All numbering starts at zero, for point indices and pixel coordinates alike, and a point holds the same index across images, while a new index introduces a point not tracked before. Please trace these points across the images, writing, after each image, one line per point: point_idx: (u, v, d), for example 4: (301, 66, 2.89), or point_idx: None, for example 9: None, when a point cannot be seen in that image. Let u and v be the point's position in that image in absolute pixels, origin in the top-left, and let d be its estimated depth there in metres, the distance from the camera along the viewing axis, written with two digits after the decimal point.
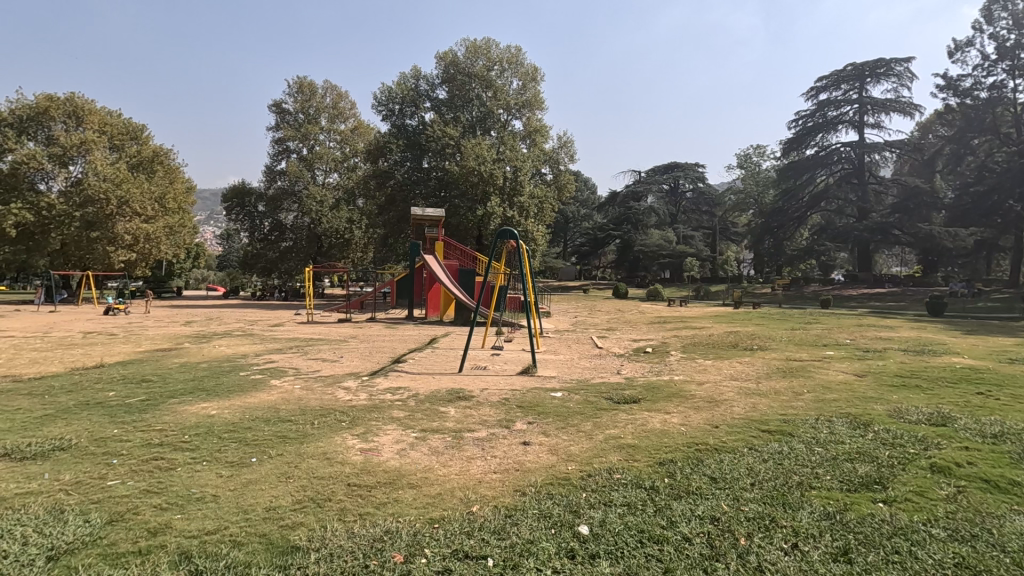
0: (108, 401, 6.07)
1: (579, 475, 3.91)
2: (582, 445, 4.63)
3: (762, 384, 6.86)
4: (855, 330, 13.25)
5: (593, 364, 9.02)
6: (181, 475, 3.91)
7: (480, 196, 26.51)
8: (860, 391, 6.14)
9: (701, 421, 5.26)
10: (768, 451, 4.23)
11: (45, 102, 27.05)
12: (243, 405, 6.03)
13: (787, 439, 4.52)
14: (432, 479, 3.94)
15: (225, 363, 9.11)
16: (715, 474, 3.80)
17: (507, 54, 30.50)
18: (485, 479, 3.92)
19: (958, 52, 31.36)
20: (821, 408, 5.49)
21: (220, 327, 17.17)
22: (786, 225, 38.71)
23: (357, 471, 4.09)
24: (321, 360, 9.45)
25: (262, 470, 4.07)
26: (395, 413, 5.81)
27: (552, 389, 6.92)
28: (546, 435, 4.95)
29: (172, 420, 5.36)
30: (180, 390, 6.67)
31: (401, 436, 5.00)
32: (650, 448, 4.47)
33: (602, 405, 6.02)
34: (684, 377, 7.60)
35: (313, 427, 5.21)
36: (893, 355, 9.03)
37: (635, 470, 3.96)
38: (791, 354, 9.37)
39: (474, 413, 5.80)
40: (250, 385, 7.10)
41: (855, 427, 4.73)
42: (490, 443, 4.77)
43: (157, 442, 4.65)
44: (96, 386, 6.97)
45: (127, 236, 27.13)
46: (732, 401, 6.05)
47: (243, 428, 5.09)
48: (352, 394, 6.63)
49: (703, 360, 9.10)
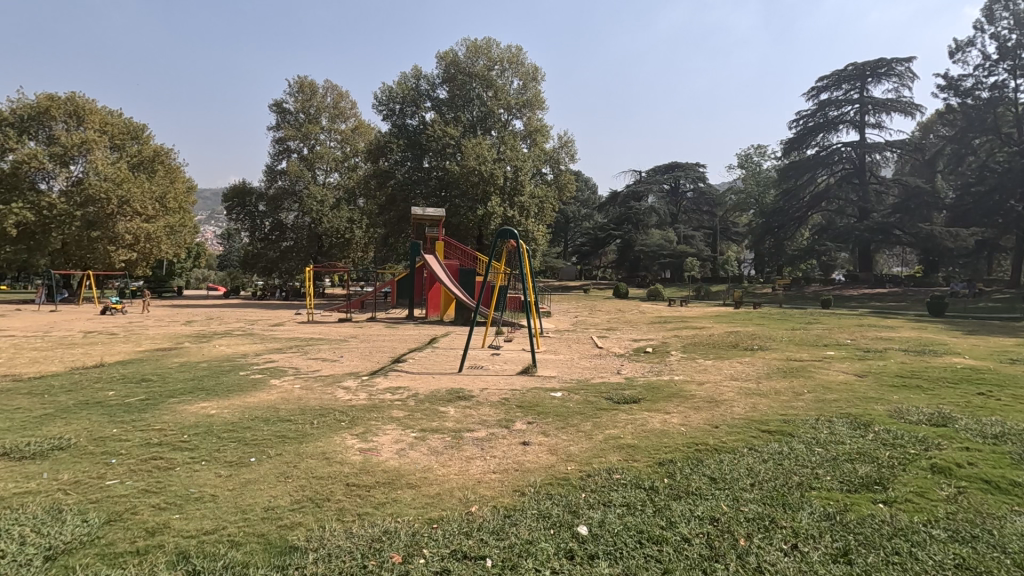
0: (107, 401, 6.06)
1: (579, 475, 3.90)
2: (582, 445, 4.63)
3: (762, 384, 6.86)
4: (856, 330, 13.25)
5: (593, 364, 9.01)
6: (180, 475, 3.91)
7: (481, 195, 26.49)
8: (860, 391, 6.13)
9: (701, 421, 5.25)
10: (768, 451, 4.23)
11: (45, 102, 27.06)
12: (242, 404, 6.03)
13: (787, 439, 4.51)
14: (431, 479, 3.93)
15: (225, 362, 9.09)
16: (715, 474, 3.79)
17: (508, 54, 30.53)
18: (485, 479, 3.92)
19: (959, 52, 31.36)
20: (821, 409, 5.48)
21: (220, 326, 17.17)
22: (787, 225, 38.67)
23: (357, 471, 4.08)
24: (321, 360, 9.44)
25: (260, 470, 4.06)
26: (395, 412, 5.80)
27: (552, 389, 6.92)
28: (545, 435, 4.95)
29: (172, 419, 5.36)
30: (180, 390, 6.66)
31: (400, 435, 4.99)
32: (650, 448, 4.46)
33: (602, 405, 6.02)
34: (685, 377, 7.59)
35: (312, 427, 5.20)
36: (894, 354, 9.04)
37: (635, 471, 3.95)
38: (791, 354, 9.37)
39: (474, 413, 5.79)
40: (250, 385, 7.10)
41: (856, 427, 4.72)
42: (490, 443, 4.76)
43: (156, 442, 4.65)
44: (95, 385, 6.96)
45: (128, 236, 27.13)
46: (732, 401, 6.04)
47: (242, 428, 5.09)
48: (351, 394, 6.62)
49: (703, 359, 9.10)
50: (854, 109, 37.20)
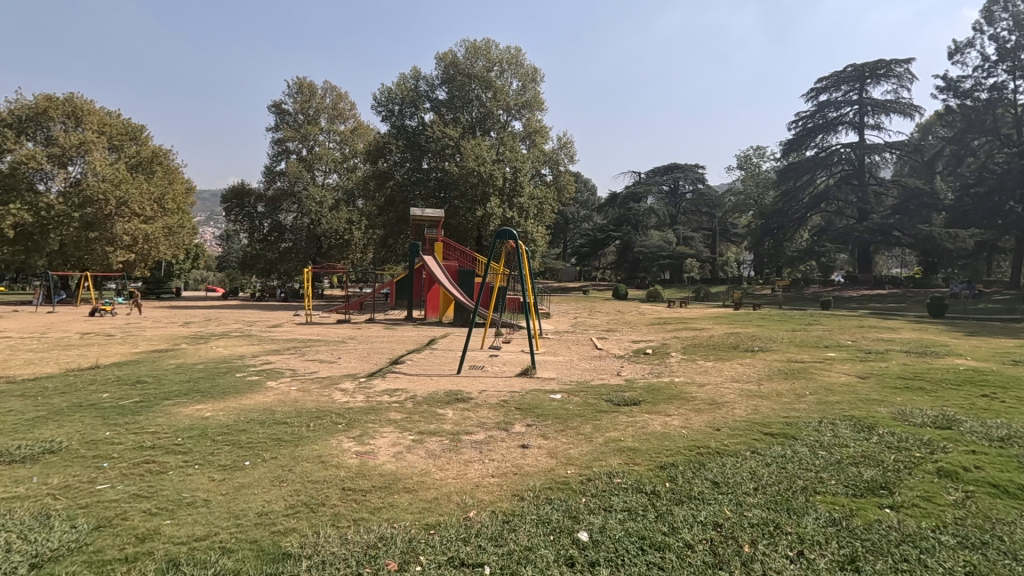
0: (101, 403, 5.99)
1: (579, 480, 3.82)
2: (582, 447, 4.56)
3: (764, 386, 6.80)
4: (856, 331, 13.21)
5: (593, 365, 8.94)
6: (173, 479, 3.84)
7: (479, 196, 26.40)
8: (863, 394, 6.06)
9: (702, 423, 5.18)
10: (772, 454, 4.16)
11: (44, 102, 27.01)
12: (238, 406, 5.96)
13: (790, 442, 4.44)
14: (429, 483, 3.87)
15: (222, 364, 9.02)
16: (718, 478, 3.72)
17: (506, 55, 30.53)
18: (483, 484, 3.84)
19: (959, 53, 31.38)
20: (824, 411, 5.40)
21: (218, 328, 17.13)
22: (786, 226, 38.57)
23: (353, 475, 4.01)
24: (319, 361, 9.36)
25: (255, 474, 3.98)
26: (393, 415, 5.73)
27: (552, 391, 6.85)
28: (544, 437, 4.89)
29: (166, 422, 5.28)
30: (176, 392, 6.60)
31: (398, 438, 4.92)
32: (651, 451, 4.40)
33: (602, 407, 5.96)
34: (686, 378, 7.53)
35: (308, 430, 5.12)
36: (896, 356, 9.00)
37: (636, 475, 3.88)
38: (792, 355, 9.31)
39: (473, 415, 5.72)
40: (246, 387, 7.01)
41: (860, 430, 4.65)
42: (489, 446, 4.69)
43: (149, 445, 4.57)
44: (89, 387, 6.87)
45: (126, 237, 27.05)
46: (733, 402, 5.98)
47: (237, 431, 5.02)
48: (349, 396, 6.56)
49: (704, 361, 9.05)
50: (853, 110, 37.18)
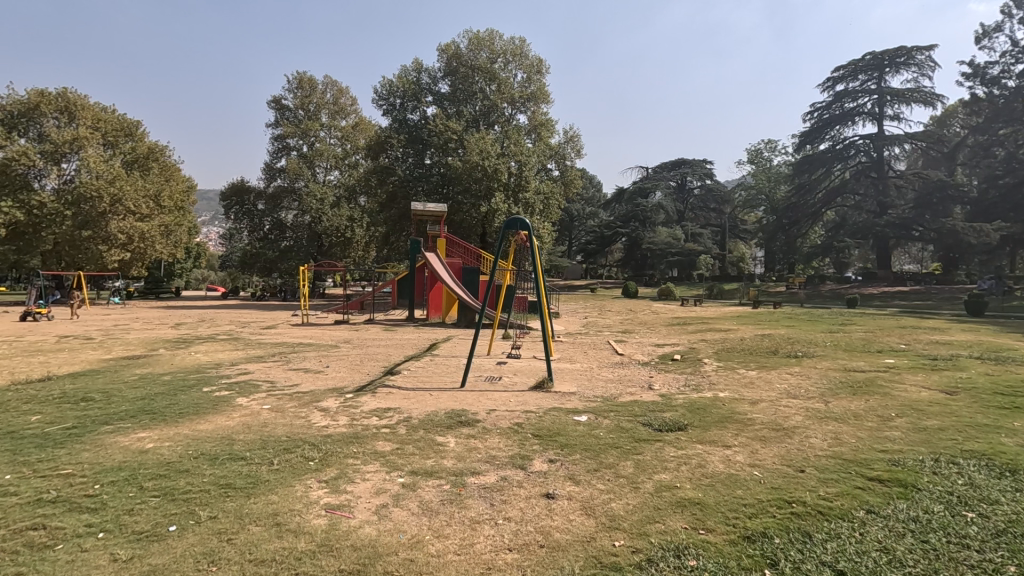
0: (23, 430, 4.86)
1: (635, 562, 2.66)
2: (627, 499, 3.41)
3: (833, 404, 5.58)
4: (904, 333, 11.82)
5: (617, 376, 7.71)
6: (56, 561, 2.69)
7: (484, 191, 25.04)
8: (966, 416, 4.87)
9: (776, 460, 3.99)
10: (899, 517, 2.97)
11: (35, 97, 26.03)
12: (190, 434, 4.82)
13: (913, 495, 3.26)
14: (422, 564, 2.71)
15: (193, 374, 7.88)
16: (842, 565, 2.53)
17: (511, 46, 29.21)
18: (497, 565, 2.69)
19: (985, 39, 30.39)
20: (931, 443, 4.20)
21: (207, 330, 16.04)
22: (800, 221, 37.19)
23: (317, 548, 2.86)
24: (303, 371, 8.19)
25: (177, 549, 2.83)
26: (381, 446, 4.57)
27: (574, 412, 5.64)
28: (574, 482, 3.73)
29: (91, 459, 4.14)
30: (122, 413, 5.46)
31: (384, 483, 3.76)
32: (723, 506, 3.23)
33: (640, 434, 4.78)
34: (733, 393, 6.31)
35: (269, 471, 3.95)
36: (970, 364, 7.66)
37: (716, 552, 2.71)
38: (846, 362, 8.04)
39: (480, 445, 4.57)
40: (210, 406, 5.87)
41: (999, 475, 3.48)
42: (501, 497, 3.51)
43: (51, 498, 3.43)
44: (21, 407, 5.75)
45: (121, 235, 25.78)
46: (805, 429, 4.78)
47: (177, 473, 3.88)
48: (329, 418, 5.41)
49: (745, 370, 7.83)
50: (872, 101, 35.74)
